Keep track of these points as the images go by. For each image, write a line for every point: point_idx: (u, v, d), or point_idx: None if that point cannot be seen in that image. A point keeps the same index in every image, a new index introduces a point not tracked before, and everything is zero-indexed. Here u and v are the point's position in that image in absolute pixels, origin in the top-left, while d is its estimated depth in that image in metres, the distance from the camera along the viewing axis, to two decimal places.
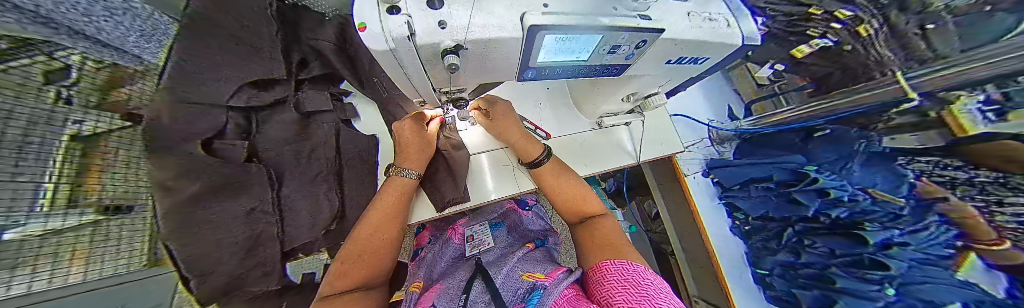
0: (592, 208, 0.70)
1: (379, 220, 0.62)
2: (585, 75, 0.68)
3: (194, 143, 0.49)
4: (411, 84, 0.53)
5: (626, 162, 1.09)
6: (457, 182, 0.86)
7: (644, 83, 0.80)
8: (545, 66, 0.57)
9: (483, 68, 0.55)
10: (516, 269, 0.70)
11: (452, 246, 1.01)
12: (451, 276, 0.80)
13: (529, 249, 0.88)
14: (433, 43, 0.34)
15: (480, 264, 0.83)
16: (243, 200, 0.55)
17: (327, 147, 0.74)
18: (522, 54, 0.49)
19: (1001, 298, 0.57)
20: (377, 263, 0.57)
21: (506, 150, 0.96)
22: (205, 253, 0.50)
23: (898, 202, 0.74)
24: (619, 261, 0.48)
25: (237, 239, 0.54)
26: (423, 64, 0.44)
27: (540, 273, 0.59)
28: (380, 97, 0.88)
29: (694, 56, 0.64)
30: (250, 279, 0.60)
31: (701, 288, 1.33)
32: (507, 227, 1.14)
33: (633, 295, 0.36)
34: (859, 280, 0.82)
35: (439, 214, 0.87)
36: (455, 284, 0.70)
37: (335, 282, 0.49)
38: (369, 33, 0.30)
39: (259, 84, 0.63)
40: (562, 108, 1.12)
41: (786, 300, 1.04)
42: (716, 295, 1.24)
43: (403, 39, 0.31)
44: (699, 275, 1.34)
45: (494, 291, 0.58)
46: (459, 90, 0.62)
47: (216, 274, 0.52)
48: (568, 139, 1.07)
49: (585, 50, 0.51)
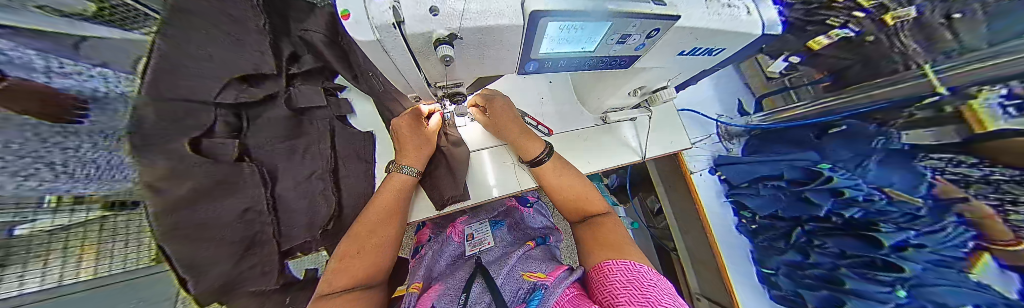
0: (594, 208, 0.69)
1: (377, 219, 0.62)
2: (591, 67, 0.66)
3: (183, 142, 0.50)
4: (403, 77, 0.53)
5: (631, 159, 1.07)
6: (457, 179, 0.86)
7: (653, 77, 0.77)
8: (546, 58, 0.55)
9: (481, 63, 0.54)
10: (518, 269, 0.70)
11: (452, 245, 1.01)
12: (451, 275, 0.81)
13: (530, 247, 0.89)
14: (425, 31, 0.33)
15: (486, 262, 0.85)
16: (239, 200, 0.58)
17: (321, 144, 0.77)
18: (523, 44, 0.47)
19: (1016, 300, 0.54)
20: (378, 262, 0.57)
21: (506, 148, 0.95)
22: (204, 252, 0.52)
23: (917, 203, 0.71)
24: (621, 261, 0.47)
25: (230, 240, 0.56)
26: (413, 56, 0.43)
27: (545, 273, 0.59)
28: (374, 91, 0.88)
29: (708, 46, 0.62)
30: (251, 277, 0.62)
31: (703, 284, 1.35)
32: (507, 226, 1.14)
33: (633, 297, 0.36)
34: (869, 281, 0.82)
35: (439, 213, 0.86)
36: (456, 284, 0.70)
37: (335, 281, 0.50)
38: (353, 21, 0.31)
39: (249, 80, 0.64)
40: (564, 102, 1.10)
41: (791, 299, 1.05)
42: (718, 291, 1.25)
43: (387, 27, 0.31)
44: (701, 272, 1.35)
45: (496, 292, 0.59)
46: (455, 85, 0.61)
47: (214, 272, 0.54)
48: (569, 135, 1.05)
49: (592, 40, 0.49)
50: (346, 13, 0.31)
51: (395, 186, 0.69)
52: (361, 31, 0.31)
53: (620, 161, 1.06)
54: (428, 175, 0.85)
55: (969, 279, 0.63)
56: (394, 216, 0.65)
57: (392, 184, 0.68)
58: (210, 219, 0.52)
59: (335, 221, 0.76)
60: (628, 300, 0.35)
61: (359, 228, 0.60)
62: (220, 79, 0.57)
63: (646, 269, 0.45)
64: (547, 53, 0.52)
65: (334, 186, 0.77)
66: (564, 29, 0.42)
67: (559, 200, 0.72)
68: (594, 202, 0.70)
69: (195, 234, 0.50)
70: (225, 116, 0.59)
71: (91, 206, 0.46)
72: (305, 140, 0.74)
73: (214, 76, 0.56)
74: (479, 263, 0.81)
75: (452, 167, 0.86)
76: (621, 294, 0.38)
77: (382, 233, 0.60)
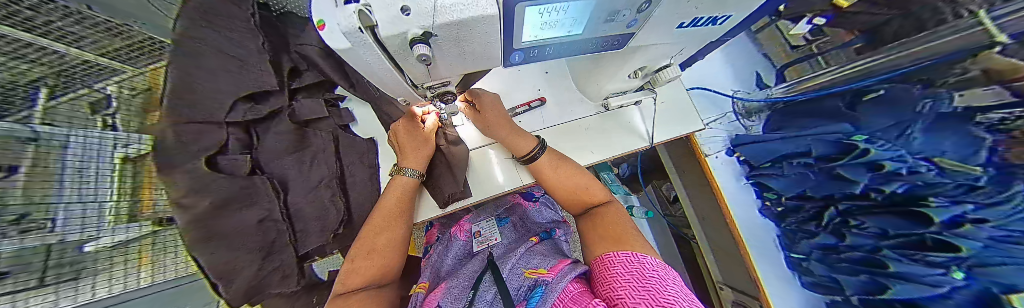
0: (594, 191, 0.39)
1: (411, 147, 0.39)
2: (603, 33, 0.23)
3: (250, 98, 0.35)
4: (387, 79, 0.22)
5: (630, 144, 0.51)
6: (564, 158, 0.43)
7: (653, 57, 0.34)
8: (537, 42, 0.21)
9: (462, 58, 0.21)
10: (521, 267, 0.38)
11: (505, 213, 0.62)
12: (461, 269, 0.44)
13: (536, 244, 0.48)
14: (352, 45, 0.15)
15: (497, 258, 0.44)
16: (265, 201, 0.33)
17: (329, 157, 0.39)
18: (651, 31, 0.26)
19: (847, 294, 0.44)
20: (390, 261, 0.33)
21: (585, 85, 0.47)
22: (230, 248, 0.30)
23: (910, 30, 0.37)
24: (639, 261, 0.24)
25: (256, 190, 0.32)
26: (383, 39, 0.15)
27: (546, 271, 0.34)
28: (369, 93, 0.43)
29: (708, 15, 0.24)
30: (274, 282, 0.34)
31: (695, 197, 0.68)
32: (514, 222, 0.59)
33: (649, 299, 0.17)
34: (901, 222, 0.36)
35: (507, 188, 0.48)
36: (464, 285, 0.37)
37: (370, 227, 0.34)
38: (333, 33, 0.14)
39: (257, 97, 0.36)
40: (638, 69, 0.38)
41: (800, 237, 0.51)
42: (713, 223, 0.64)
43: (365, 33, 0.14)
44: (937, 127, 0.31)
45: (508, 295, 0.30)
46: (444, 83, 0.26)
47: (242, 268, 0.31)
48: (531, 89, 0.52)
49: (575, 22, 0.19)
50: (319, 24, 0.14)
51: (362, 97, 0.43)
52: (347, 51, 0.15)
53: (626, 148, 0.50)
54: (380, 91, 0.42)
55: (926, 159, 0.32)
56: (409, 204, 0.39)
57: (393, 191, 0.37)
58: (303, 199, 0.36)
59: (265, 98, 0.37)
60: (627, 293, 0.19)
61: (400, 141, 0.39)
62: (245, 73, 0.35)
63: (662, 265, 0.24)
64: (538, 41, 0.21)
65: (68, 66, 0.37)
66: (553, 12, 0.16)
67: (567, 203, 0.40)
68: (687, 178, 0.70)
69: (237, 226, 0.31)
70: (232, 150, 0.32)
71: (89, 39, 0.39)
72: (244, 194, 0.31)
73: (236, 80, 0.34)
74: (489, 256, 0.44)
75: (453, 165, 0.46)
76: (629, 300, 0.18)
77: (420, 155, 0.39)
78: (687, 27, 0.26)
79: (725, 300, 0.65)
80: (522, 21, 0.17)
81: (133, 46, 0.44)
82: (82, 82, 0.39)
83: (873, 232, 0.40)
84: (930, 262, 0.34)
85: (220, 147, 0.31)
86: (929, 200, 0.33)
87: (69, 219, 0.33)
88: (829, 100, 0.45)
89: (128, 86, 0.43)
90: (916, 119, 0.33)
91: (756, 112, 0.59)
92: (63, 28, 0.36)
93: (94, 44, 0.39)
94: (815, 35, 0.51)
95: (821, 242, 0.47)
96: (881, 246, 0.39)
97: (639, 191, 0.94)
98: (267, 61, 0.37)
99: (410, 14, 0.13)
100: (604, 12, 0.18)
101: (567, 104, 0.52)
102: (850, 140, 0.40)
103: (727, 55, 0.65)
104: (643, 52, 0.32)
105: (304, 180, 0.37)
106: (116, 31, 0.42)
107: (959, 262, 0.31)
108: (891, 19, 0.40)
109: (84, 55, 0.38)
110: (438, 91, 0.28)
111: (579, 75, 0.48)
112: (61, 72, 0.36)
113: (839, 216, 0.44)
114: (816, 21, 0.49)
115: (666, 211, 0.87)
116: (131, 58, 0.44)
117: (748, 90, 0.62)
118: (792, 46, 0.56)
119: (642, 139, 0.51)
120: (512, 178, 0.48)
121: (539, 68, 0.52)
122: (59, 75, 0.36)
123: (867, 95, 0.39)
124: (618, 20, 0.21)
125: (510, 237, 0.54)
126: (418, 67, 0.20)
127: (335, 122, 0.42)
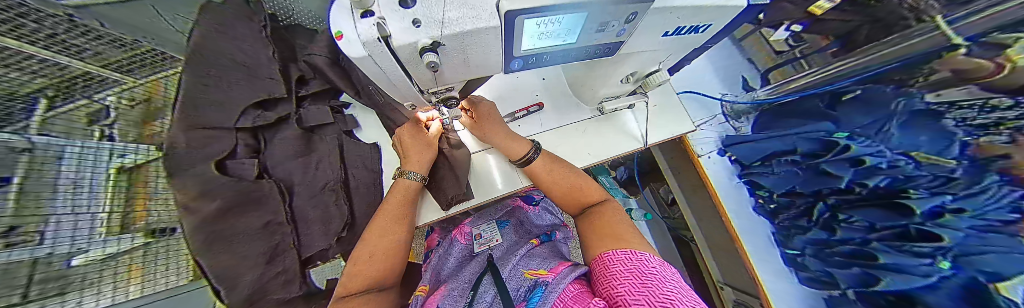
0: (592, 191, 0.40)
1: (414, 150, 0.40)
2: (596, 42, 0.25)
3: (259, 105, 0.36)
4: (396, 85, 0.23)
5: (625, 146, 0.52)
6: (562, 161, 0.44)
7: (643, 63, 0.37)
8: (535, 50, 0.23)
9: (467, 65, 0.23)
10: (521, 268, 0.39)
11: (505, 217, 0.62)
12: (462, 272, 0.44)
13: (536, 246, 0.48)
14: (367, 54, 0.17)
15: (498, 260, 0.45)
16: (269, 204, 0.33)
17: (334, 161, 0.39)
18: (639, 39, 0.28)
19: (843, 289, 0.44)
20: (393, 264, 0.34)
21: (580, 90, 0.49)
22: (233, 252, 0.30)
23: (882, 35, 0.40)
24: (637, 258, 0.25)
25: (262, 194, 0.33)
26: (396, 48, 0.17)
27: (546, 272, 0.35)
28: (374, 99, 0.44)
29: (691, 24, 0.27)
30: (275, 287, 0.34)
31: (692, 198, 0.69)
32: (514, 226, 0.59)
33: (648, 296, 0.18)
34: (886, 215, 0.37)
35: (507, 190, 0.49)
36: (464, 288, 0.37)
37: (372, 230, 0.35)
38: (351, 44, 0.16)
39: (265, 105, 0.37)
40: (631, 73, 0.40)
41: (794, 234, 0.52)
42: (710, 222, 0.65)
43: (380, 43, 0.15)
44: (912, 123, 0.33)
45: (507, 295, 0.30)
46: (449, 89, 0.28)
47: (242, 271, 0.31)
48: (529, 94, 0.54)
49: (568, 32, 0.21)
50: (338, 34, 0.15)
51: (367, 103, 0.44)
52: (363, 58, 0.16)
53: (620, 150, 0.52)
54: (385, 98, 0.43)
55: (903, 155, 0.34)
56: (412, 207, 0.39)
57: (397, 194, 0.38)
58: (308, 203, 0.37)
59: (272, 106, 0.38)
60: (627, 290, 0.20)
61: (404, 144, 0.40)
62: (254, 81, 0.36)
63: (659, 262, 0.25)
64: (535, 49, 0.23)
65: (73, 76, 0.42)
66: (549, 24, 0.18)
67: (565, 203, 0.41)
68: (682, 179, 0.72)
69: (244, 229, 0.31)
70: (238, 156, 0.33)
71: (89, 50, 0.43)
72: (250, 199, 0.32)
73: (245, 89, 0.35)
74: (489, 258, 0.44)
75: (455, 167, 0.47)
76: (629, 297, 0.19)
77: (423, 158, 0.40)
78: (672, 35, 0.29)
79: (725, 300, 0.65)
80: (521, 32, 0.19)
81: (140, 60, 0.47)
82: (90, 94, 0.44)
83: (861, 226, 0.41)
84: (917, 253, 0.34)
85: (228, 152, 0.33)
86: (909, 192, 0.35)
87: (58, 231, 0.34)
88: (811, 101, 0.48)
89: (126, 97, 0.47)
90: (892, 116, 0.35)
91: (743, 113, 0.61)
92: (63, 40, 0.41)
93: (100, 56, 0.44)
94: (796, 41, 0.55)
95: (815, 237, 0.48)
96: (870, 239, 0.40)
97: (636, 194, 0.95)
98: (276, 70, 0.39)
99: (421, 26, 0.15)
100: (594, 23, 0.20)
101: (564, 108, 0.54)
102: (833, 137, 0.43)
103: (714, 60, 0.67)
104: (634, 58, 0.34)
105: (310, 184, 0.38)
106: (122, 43, 0.46)
107: (944, 252, 0.32)
108: (861, 25, 0.44)
109: (86, 67, 0.43)
110: (442, 96, 0.29)
111: (574, 81, 0.50)
112: (57, 83, 0.41)
113: (829, 212, 0.46)
114: (794, 28, 0.54)
115: (665, 213, 0.87)
116: (136, 70, 0.47)
117: (734, 93, 0.64)
118: (776, 52, 0.59)
119: (637, 141, 0.53)
120: (511, 180, 0.49)
121: (538, 74, 0.55)
122: (56, 85, 0.41)
123: (846, 96, 0.42)
124: (609, 29, 0.23)
125: (510, 240, 0.54)
126: (422, 73, 0.22)
127: (340, 128, 0.43)
